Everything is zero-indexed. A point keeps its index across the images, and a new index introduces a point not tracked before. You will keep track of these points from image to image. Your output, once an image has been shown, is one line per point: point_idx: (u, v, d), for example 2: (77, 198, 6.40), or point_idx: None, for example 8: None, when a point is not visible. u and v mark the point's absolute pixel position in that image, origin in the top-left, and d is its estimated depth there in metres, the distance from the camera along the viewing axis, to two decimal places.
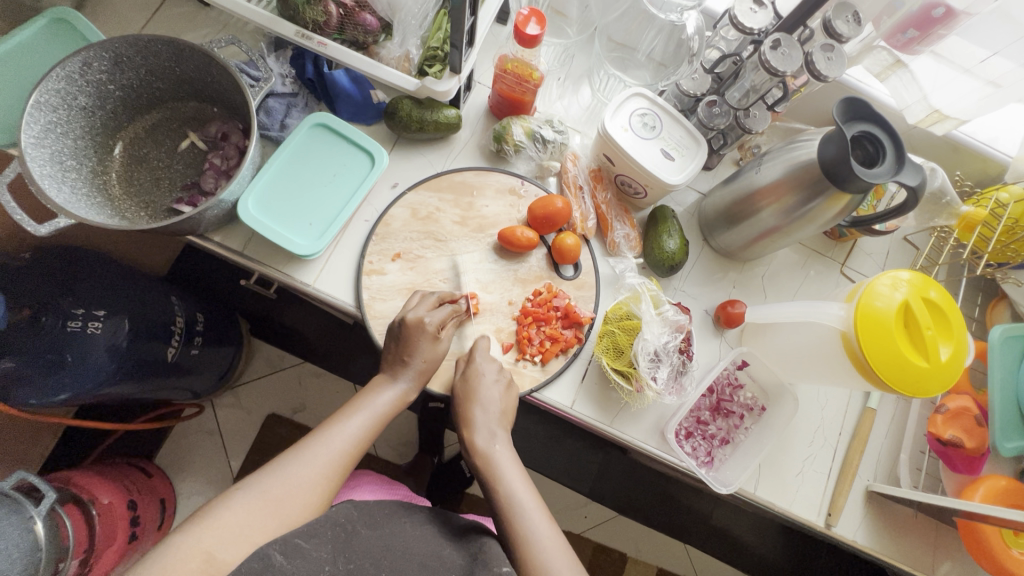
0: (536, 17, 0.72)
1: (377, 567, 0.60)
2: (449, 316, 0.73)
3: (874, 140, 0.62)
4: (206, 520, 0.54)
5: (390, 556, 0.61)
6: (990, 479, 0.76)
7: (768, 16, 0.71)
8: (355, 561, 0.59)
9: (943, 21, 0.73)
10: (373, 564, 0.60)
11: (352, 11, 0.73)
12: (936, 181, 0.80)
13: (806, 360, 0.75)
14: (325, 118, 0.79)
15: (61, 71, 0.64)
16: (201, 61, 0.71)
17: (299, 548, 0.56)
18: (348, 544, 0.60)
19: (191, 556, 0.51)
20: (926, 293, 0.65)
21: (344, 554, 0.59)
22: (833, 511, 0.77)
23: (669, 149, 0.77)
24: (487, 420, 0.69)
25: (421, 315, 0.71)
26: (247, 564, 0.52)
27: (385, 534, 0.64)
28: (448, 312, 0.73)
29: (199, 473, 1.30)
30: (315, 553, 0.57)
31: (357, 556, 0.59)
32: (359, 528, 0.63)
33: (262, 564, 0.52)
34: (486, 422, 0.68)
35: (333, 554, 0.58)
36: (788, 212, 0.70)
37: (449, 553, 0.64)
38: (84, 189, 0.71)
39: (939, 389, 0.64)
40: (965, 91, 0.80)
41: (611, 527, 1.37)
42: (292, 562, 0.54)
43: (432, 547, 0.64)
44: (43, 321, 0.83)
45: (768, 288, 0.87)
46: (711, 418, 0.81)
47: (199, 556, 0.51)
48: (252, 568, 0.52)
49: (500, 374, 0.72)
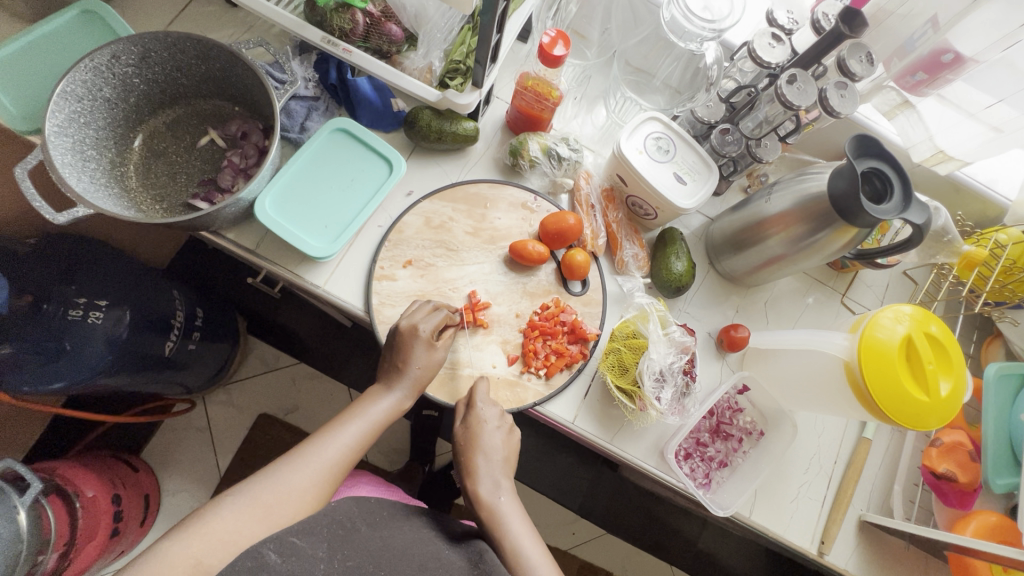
0: (562, 39, 0.74)
1: (377, 568, 0.58)
2: (444, 323, 0.73)
3: (883, 177, 0.63)
4: (192, 527, 0.54)
5: (391, 556, 0.60)
6: (981, 515, 0.77)
7: (785, 51, 0.73)
8: (353, 559, 0.58)
9: (952, 66, 0.77)
10: (373, 563, 0.58)
11: (378, 20, 0.74)
12: (940, 220, 0.80)
13: (805, 387, 0.77)
14: (346, 123, 0.80)
15: (90, 62, 0.65)
16: (227, 60, 0.72)
17: (294, 547, 0.55)
18: (347, 541, 0.59)
19: (179, 562, 0.51)
20: (927, 328, 0.67)
21: (341, 552, 0.58)
22: (826, 539, 0.78)
23: (682, 174, 0.79)
24: (501, 490, 0.69)
25: (416, 321, 0.71)
26: (240, 563, 0.51)
27: (385, 533, 0.63)
28: (443, 318, 0.73)
29: (186, 471, 1.29)
30: (311, 551, 0.56)
31: (357, 554, 0.58)
32: (359, 525, 0.62)
33: (257, 563, 0.52)
34: (490, 437, 0.70)
35: (329, 553, 0.57)
36: (795, 241, 0.72)
37: (450, 556, 0.63)
38: (102, 179, 0.71)
39: (937, 423, 0.65)
40: (968, 135, 0.82)
41: (598, 546, 1.36)
42: (287, 561, 0.53)
43: (432, 549, 0.64)
44: (44, 308, 0.84)
45: (770, 313, 0.88)
46: (710, 441, 0.81)
47: (186, 562, 0.52)
48: (246, 567, 0.51)
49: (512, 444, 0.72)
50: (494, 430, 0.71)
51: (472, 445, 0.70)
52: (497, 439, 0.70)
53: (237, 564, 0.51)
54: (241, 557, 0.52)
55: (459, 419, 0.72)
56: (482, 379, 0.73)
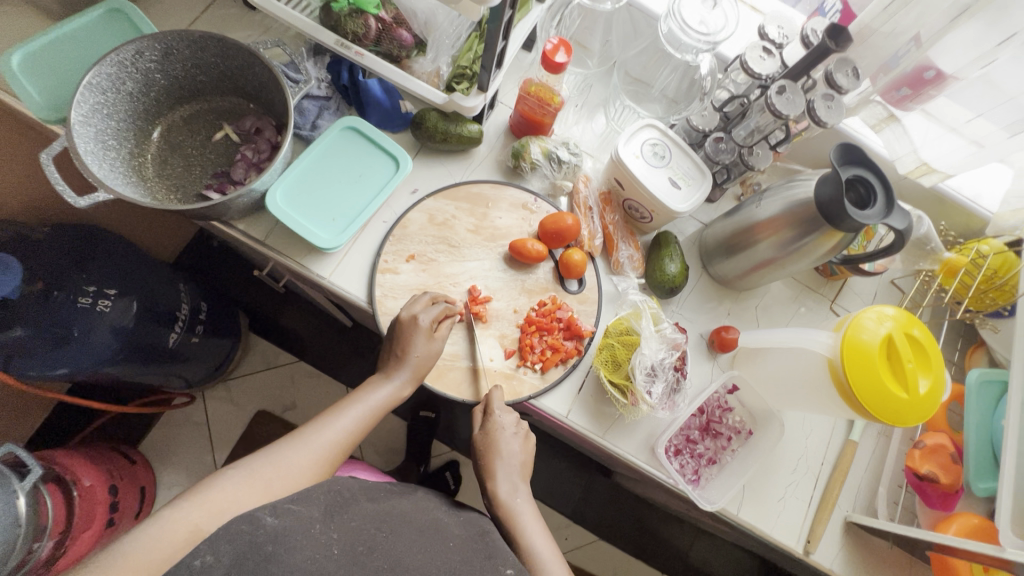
0: (564, 46, 0.77)
1: (379, 529, 0.60)
2: (442, 315, 0.76)
3: (867, 183, 0.66)
4: (196, 496, 0.57)
5: (391, 520, 0.62)
6: (962, 517, 0.78)
7: (775, 64, 0.77)
8: (355, 519, 0.60)
9: (934, 82, 0.82)
10: (376, 526, 0.60)
11: (390, 27, 0.78)
12: (923, 229, 0.85)
13: (793, 387, 0.79)
14: (356, 122, 0.83)
15: (115, 56, 0.68)
16: (245, 59, 0.75)
17: (290, 510, 0.57)
18: (345, 508, 0.61)
19: (180, 527, 0.55)
20: (909, 330, 0.69)
21: (340, 517, 0.59)
22: (812, 538, 0.79)
23: (676, 178, 0.82)
24: (509, 472, 0.72)
25: (415, 312, 0.74)
26: (236, 526, 0.53)
27: (387, 504, 0.65)
28: (442, 310, 0.76)
29: (183, 465, 1.30)
30: (305, 512, 0.57)
31: (358, 516, 0.60)
32: (359, 499, 0.63)
33: (251, 526, 0.53)
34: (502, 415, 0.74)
35: (324, 514, 0.59)
36: (784, 245, 0.75)
37: (449, 525, 0.65)
38: (120, 168, 0.75)
39: (916, 421, 0.68)
40: (953, 148, 0.86)
41: (591, 552, 1.36)
42: (282, 520, 0.55)
43: (432, 518, 0.66)
44: (55, 295, 0.86)
45: (761, 318, 0.91)
46: (700, 438, 0.83)
47: (187, 527, 0.55)
48: (240, 529, 0.53)
49: (517, 427, 0.75)
50: (499, 415, 0.74)
51: (483, 429, 0.74)
52: (507, 428, 0.74)
53: (232, 527, 0.53)
54: (238, 519, 0.53)
55: (478, 426, 0.75)
56: (496, 387, 0.75)
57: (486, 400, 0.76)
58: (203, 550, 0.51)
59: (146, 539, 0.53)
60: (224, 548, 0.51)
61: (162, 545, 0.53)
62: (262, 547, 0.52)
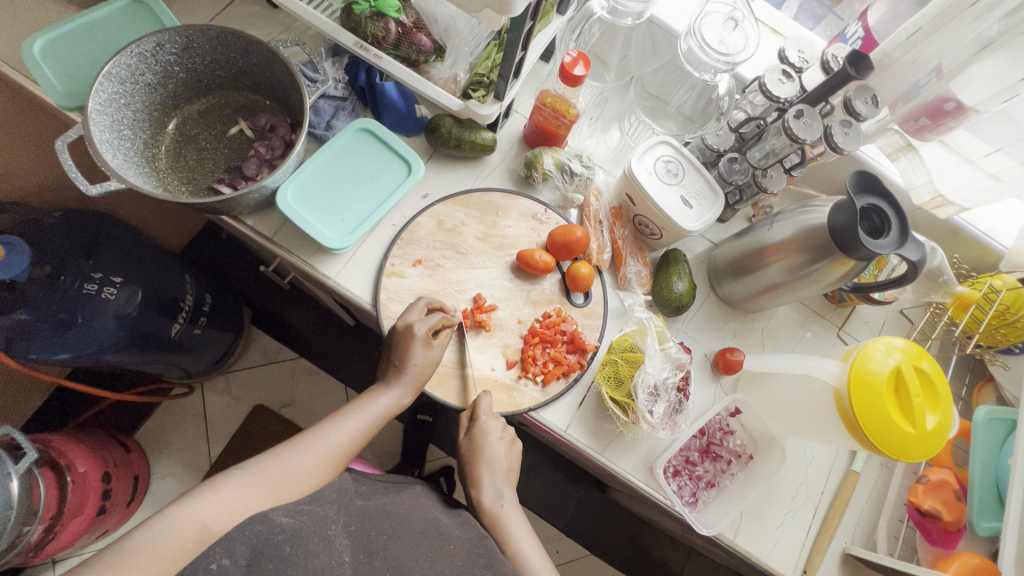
0: (583, 60, 0.77)
1: (380, 531, 0.64)
2: (440, 324, 0.75)
3: (882, 214, 0.66)
4: (199, 495, 0.56)
5: (390, 522, 0.65)
6: (963, 555, 0.77)
7: (794, 87, 0.77)
8: (355, 524, 0.63)
9: (954, 114, 0.81)
10: (375, 526, 0.64)
11: (409, 31, 0.77)
12: (936, 260, 0.84)
13: (797, 415, 0.77)
14: (370, 124, 0.83)
15: (136, 47, 0.69)
16: (264, 56, 0.76)
17: (303, 510, 0.59)
18: (347, 509, 0.64)
19: (187, 526, 0.53)
20: (918, 363, 0.68)
21: (345, 516, 0.63)
22: (809, 569, 0.78)
23: (688, 197, 0.82)
24: (494, 478, 0.74)
25: (412, 322, 0.73)
26: (251, 526, 0.54)
27: (382, 503, 0.68)
28: (439, 320, 0.74)
29: (179, 455, 1.30)
30: (321, 512, 0.60)
31: (356, 519, 0.64)
32: (353, 498, 0.67)
33: (267, 527, 0.55)
34: (495, 483, 0.74)
35: (337, 514, 0.62)
36: (795, 270, 0.74)
37: (448, 526, 0.68)
38: (134, 158, 0.75)
39: (922, 455, 0.67)
40: (967, 181, 0.85)
41: (582, 566, 1.35)
42: (296, 520, 0.57)
43: (431, 518, 0.68)
44: (61, 280, 0.86)
45: (767, 341, 0.90)
46: (700, 460, 0.82)
47: (194, 526, 0.54)
48: (255, 530, 0.54)
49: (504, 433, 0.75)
50: (483, 416, 0.74)
51: (468, 436, 0.74)
52: (492, 434, 0.74)
53: (246, 529, 0.54)
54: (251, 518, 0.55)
55: (463, 431, 0.75)
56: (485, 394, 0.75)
57: (473, 405, 0.75)
58: (217, 554, 0.52)
59: (157, 534, 0.52)
60: (239, 548, 0.53)
61: (169, 544, 0.52)
62: (280, 548, 0.54)
